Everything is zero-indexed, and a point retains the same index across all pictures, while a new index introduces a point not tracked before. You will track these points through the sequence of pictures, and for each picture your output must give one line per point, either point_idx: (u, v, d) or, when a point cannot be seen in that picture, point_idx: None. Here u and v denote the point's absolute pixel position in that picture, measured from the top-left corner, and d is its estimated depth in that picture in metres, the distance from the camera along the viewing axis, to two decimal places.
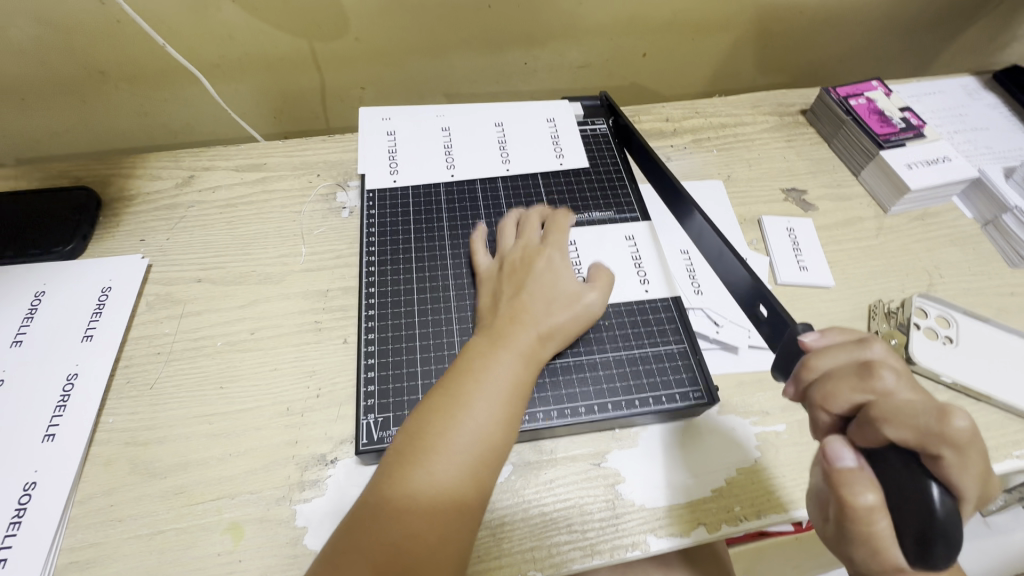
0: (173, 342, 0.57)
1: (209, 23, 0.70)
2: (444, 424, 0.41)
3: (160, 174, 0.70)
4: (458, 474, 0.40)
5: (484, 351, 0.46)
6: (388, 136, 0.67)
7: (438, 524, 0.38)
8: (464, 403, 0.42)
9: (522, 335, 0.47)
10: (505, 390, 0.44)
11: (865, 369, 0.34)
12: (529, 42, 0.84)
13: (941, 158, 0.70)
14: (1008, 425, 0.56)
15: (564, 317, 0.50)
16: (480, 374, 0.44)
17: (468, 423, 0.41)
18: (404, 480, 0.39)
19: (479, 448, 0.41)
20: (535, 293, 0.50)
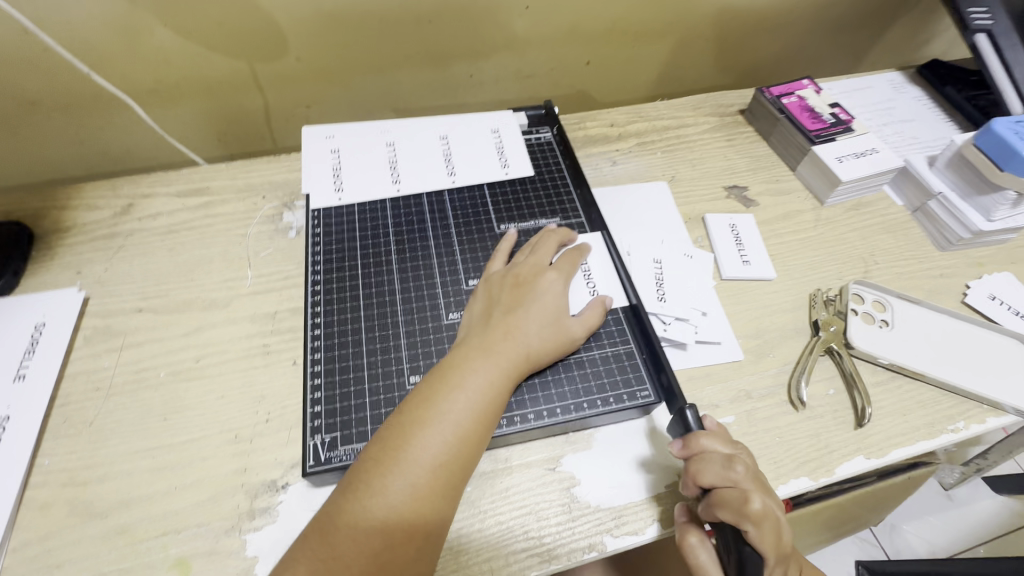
0: (114, 376, 0.55)
1: (142, 48, 0.69)
2: (430, 420, 0.42)
3: (98, 204, 0.68)
4: (437, 473, 0.40)
5: (479, 364, 0.46)
6: (332, 155, 0.67)
7: (408, 524, 0.38)
8: (449, 404, 0.43)
9: (511, 351, 0.48)
10: (488, 400, 0.45)
11: (725, 459, 0.44)
12: (472, 55, 0.85)
13: (869, 151, 0.74)
14: (942, 402, 0.58)
15: (552, 343, 0.51)
16: (467, 375, 0.45)
17: (452, 423, 0.42)
18: (385, 469, 0.40)
19: (457, 456, 0.42)
20: (533, 311, 0.51)
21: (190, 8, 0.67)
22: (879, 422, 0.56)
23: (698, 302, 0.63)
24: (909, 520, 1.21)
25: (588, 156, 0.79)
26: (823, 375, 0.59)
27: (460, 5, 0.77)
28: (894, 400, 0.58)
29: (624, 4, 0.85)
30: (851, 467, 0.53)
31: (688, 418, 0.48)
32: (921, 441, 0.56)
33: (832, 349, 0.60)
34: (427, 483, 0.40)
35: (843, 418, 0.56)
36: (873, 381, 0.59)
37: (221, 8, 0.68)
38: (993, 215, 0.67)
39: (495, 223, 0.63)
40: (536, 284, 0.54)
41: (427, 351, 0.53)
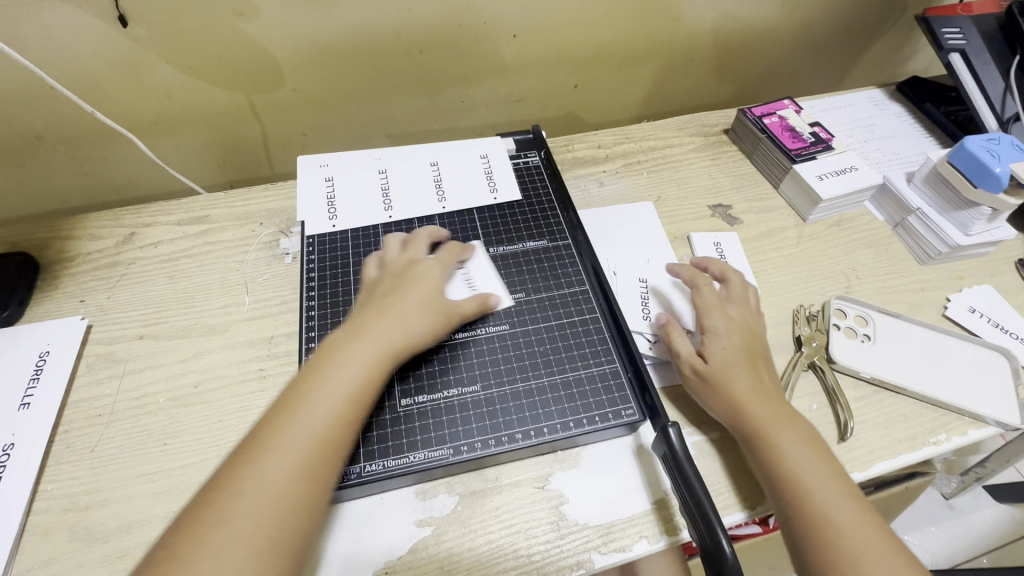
0: (115, 402, 0.57)
1: (143, 83, 0.72)
2: (299, 412, 0.42)
3: (101, 233, 0.71)
4: (311, 454, 0.41)
5: (341, 350, 0.47)
6: (327, 183, 0.69)
7: (278, 516, 0.38)
8: (317, 395, 0.43)
9: (393, 333, 0.49)
10: (360, 388, 0.45)
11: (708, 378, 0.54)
12: (462, 82, 0.87)
13: (848, 169, 0.76)
14: (924, 414, 0.59)
15: (427, 323, 0.51)
16: (331, 361, 0.46)
17: (327, 406, 0.43)
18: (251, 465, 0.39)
19: (328, 444, 0.42)
20: (402, 297, 0.52)
21: (190, 45, 0.70)
22: (862, 436, 0.58)
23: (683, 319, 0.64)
24: (910, 530, 1.20)
25: (576, 178, 0.81)
26: (806, 390, 0.60)
27: (450, 36, 0.80)
28: (877, 413, 0.59)
29: (609, 31, 0.88)
30: None
31: (670, 435, 0.48)
32: (903, 454, 0.57)
33: (815, 365, 0.62)
34: (295, 474, 0.40)
35: (827, 433, 0.57)
36: (856, 395, 0.60)
37: (220, 44, 0.71)
38: (970, 230, 0.69)
39: (484, 246, 0.65)
40: (421, 276, 0.54)
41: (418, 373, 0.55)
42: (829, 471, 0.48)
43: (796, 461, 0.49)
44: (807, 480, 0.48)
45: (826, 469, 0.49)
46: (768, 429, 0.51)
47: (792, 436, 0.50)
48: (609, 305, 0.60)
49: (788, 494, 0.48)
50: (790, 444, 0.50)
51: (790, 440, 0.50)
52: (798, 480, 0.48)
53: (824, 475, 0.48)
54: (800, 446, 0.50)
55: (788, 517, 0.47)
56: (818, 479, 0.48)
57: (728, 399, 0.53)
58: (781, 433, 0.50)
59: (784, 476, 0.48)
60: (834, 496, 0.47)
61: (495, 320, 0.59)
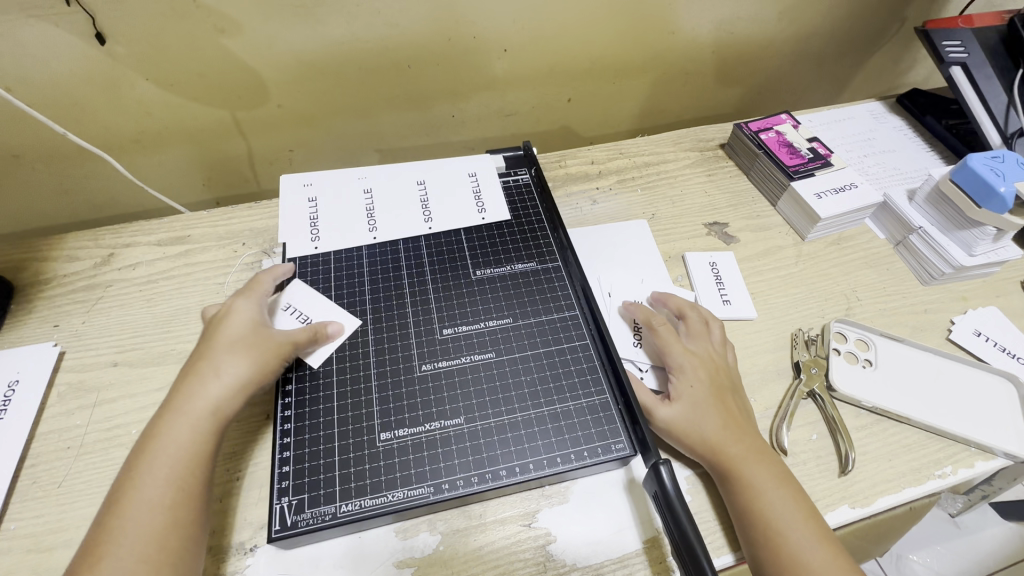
0: (85, 434, 0.55)
1: (123, 101, 0.70)
2: (146, 457, 0.43)
3: (78, 255, 0.69)
4: (160, 521, 0.41)
5: (176, 413, 0.46)
6: (310, 203, 0.67)
7: (150, 567, 0.39)
8: (141, 476, 0.42)
9: (199, 388, 0.47)
10: (208, 415, 0.46)
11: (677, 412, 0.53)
12: (453, 97, 0.86)
13: (848, 186, 0.74)
14: (929, 445, 0.57)
15: (247, 359, 0.49)
16: (163, 431, 0.45)
17: (155, 474, 0.43)
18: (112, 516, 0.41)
19: (183, 483, 0.43)
20: (222, 343, 0.50)
21: (170, 61, 0.68)
22: (864, 468, 0.55)
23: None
24: (916, 550, 1.17)
25: (568, 195, 0.79)
26: (805, 420, 0.58)
27: (439, 50, 0.78)
28: (880, 444, 0.57)
29: (602, 44, 0.86)
30: (836, 518, 0.52)
31: (662, 474, 0.46)
32: (908, 488, 0.54)
33: (815, 393, 0.59)
34: (158, 517, 0.41)
35: (827, 465, 0.55)
36: (857, 425, 0.58)
37: (202, 60, 0.69)
38: (974, 250, 0.67)
39: (471, 268, 0.63)
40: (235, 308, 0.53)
41: (398, 405, 0.53)
42: (799, 510, 0.47)
43: (768, 499, 0.47)
44: (777, 519, 0.46)
45: (797, 508, 0.47)
46: (739, 464, 0.49)
47: (766, 474, 0.49)
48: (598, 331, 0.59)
49: (759, 533, 0.46)
50: (763, 481, 0.48)
51: (762, 478, 0.48)
52: (770, 519, 0.46)
53: (795, 516, 0.46)
54: (774, 486, 0.48)
55: (757, 556, 0.46)
56: (790, 521, 0.46)
57: (699, 436, 0.51)
58: (754, 470, 0.49)
59: (756, 514, 0.47)
60: (807, 539, 0.45)
61: (480, 348, 0.57)
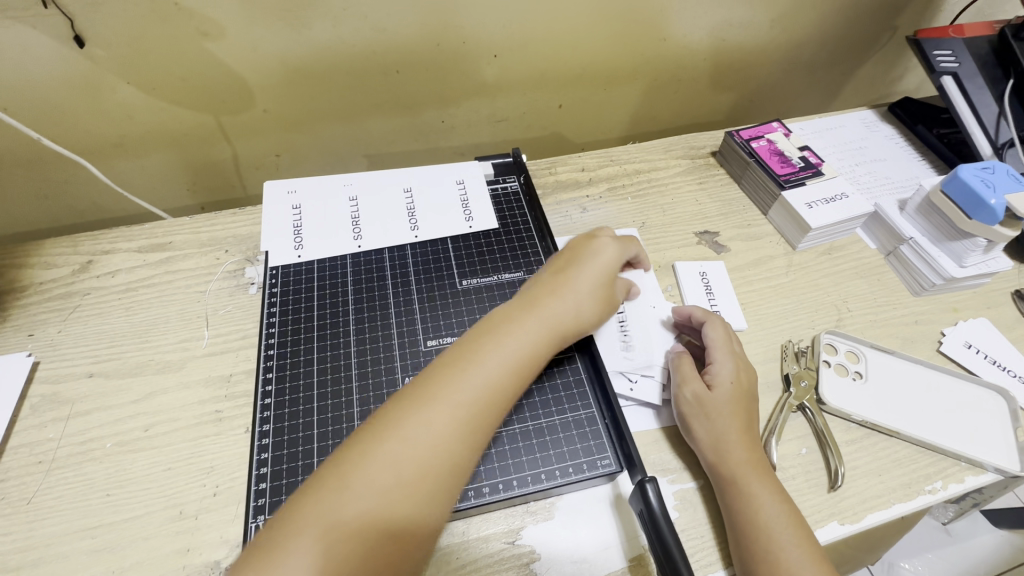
0: (58, 448, 0.53)
1: (104, 104, 0.69)
2: (416, 436, 0.40)
3: (56, 261, 0.67)
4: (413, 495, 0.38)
5: (473, 380, 0.44)
6: (293, 210, 0.66)
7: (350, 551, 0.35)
8: (407, 440, 0.39)
9: (498, 360, 0.46)
10: (493, 392, 0.44)
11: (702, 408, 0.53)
12: (442, 102, 0.85)
13: (839, 196, 0.73)
14: (919, 460, 0.56)
15: (540, 338, 0.49)
16: (447, 397, 0.42)
17: (430, 444, 0.40)
18: (369, 492, 0.37)
19: (444, 459, 0.40)
20: (524, 322, 0.49)
21: (153, 65, 0.67)
22: (854, 484, 0.54)
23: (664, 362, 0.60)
24: (907, 558, 1.17)
25: (558, 203, 0.78)
26: (795, 434, 0.57)
27: (428, 56, 0.77)
28: (869, 459, 0.56)
29: (594, 50, 0.85)
30: (825, 535, 0.51)
31: (648, 491, 0.46)
32: (897, 504, 0.53)
33: (805, 406, 0.58)
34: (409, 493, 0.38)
35: (817, 480, 0.54)
36: (847, 439, 0.57)
37: (185, 64, 0.68)
38: (965, 261, 0.66)
39: (457, 278, 0.62)
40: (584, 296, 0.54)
41: None
42: (797, 529, 0.46)
43: (768, 514, 0.47)
44: (775, 535, 0.45)
45: (795, 527, 0.46)
46: (746, 475, 0.49)
47: (767, 489, 0.48)
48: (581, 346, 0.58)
49: (754, 544, 0.45)
50: (764, 495, 0.48)
51: (764, 492, 0.48)
52: (769, 536, 0.46)
53: (792, 536, 0.46)
54: (775, 502, 0.48)
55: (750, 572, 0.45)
56: (787, 540, 0.45)
57: (714, 443, 0.51)
58: (757, 483, 0.48)
59: (755, 527, 0.46)
60: (801, 561, 0.44)
61: None
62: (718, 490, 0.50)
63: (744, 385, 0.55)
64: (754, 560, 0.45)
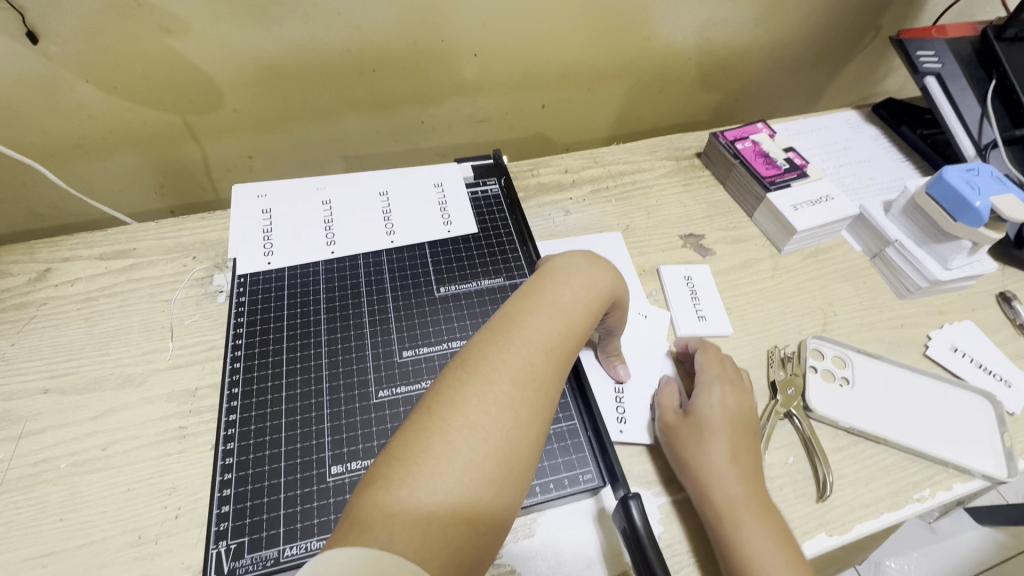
0: (7, 470, 0.50)
1: (62, 104, 0.66)
2: (515, 374, 0.39)
3: (11, 270, 0.63)
4: (507, 454, 0.36)
5: (537, 340, 0.41)
6: (263, 215, 0.63)
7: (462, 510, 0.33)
8: (489, 401, 0.37)
9: (557, 320, 0.43)
10: (560, 349, 0.42)
11: (687, 440, 0.50)
12: (421, 102, 0.82)
13: (824, 198, 0.72)
14: (907, 467, 0.55)
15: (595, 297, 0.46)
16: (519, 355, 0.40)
17: (516, 401, 0.37)
18: (484, 427, 0.35)
19: (528, 415, 0.38)
20: (570, 282, 0.46)
21: (114, 63, 0.64)
22: (842, 493, 0.53)
23: (653, 376, 0.59)
24: (894, 557, 1.16)
25: (540, 206, 0.76)
26: (782, 442, 0.56)
27: (405, 55, 0.75)
28: (857, 467, 0.55)
29: (576, 49, 0.83)
30: (813, 546, 0.50)
31: (631, 509, 0.44)
32: (885, 514, 0.52)
33: (791, 414, 0.57)
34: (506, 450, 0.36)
35: (804, 490, 0.53)
36: (834, 447, 0.56)
37: (149, 63, 0.65)
38: (950, 264, 0.66)
39: (435, 285, 0.60)
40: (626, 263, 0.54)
41: (352, 436, 0.49)
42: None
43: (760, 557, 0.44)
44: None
45: (789, 573, 0.43)
46: (738, 515, 0.46)
47: (760, 530, 0.45)
48: None
49: None
50: (756, 536, 0.45)
51: (757, 535, 0.45)
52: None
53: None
54: (769, 545, 0.44)
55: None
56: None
57: (700, 480, 0.48)
58: (750, 523, 0.45)
59: (747, 569, 0.43)
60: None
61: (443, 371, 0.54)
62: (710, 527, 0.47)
63: (733, 410, 0.52)
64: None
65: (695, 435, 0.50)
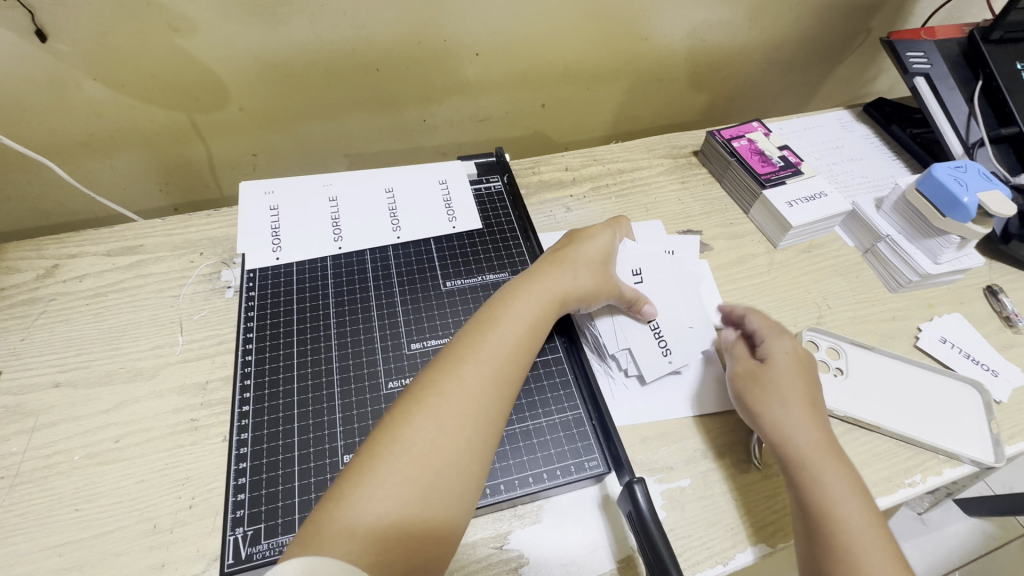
0: (21, 462, 0.50)
1: (69, 102, 0.66)
2: (449, 389, 0.43)
3: (18, 266, 0.64)
4: (443, 462, 0.40)
5: (483, 358, 0.46)
6: (271, 212, 0.64)
7: (395, 513, 0.37)
8: (428, 413, 0.41)
9: (504, 338, 0.48)
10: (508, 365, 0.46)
11: (763, 394, 0.52)
12: (424, 101, 0.84)
13: (817, 194, 0.74)
14: (899, 454, 0.57)
15: (539, 315, 0.51)
16: (465, 373, 0.44)
17: (455, 415, 0.42)
18: (419, 438, 0.40)
19: (468, 427, 0.42)
20: (518, 301, 0.51)
21: (122, 62, 0.64)
22: None
23: (685, 315, 0.62)
24: None
25: (542, 203, 0.78)
26: None
27: (409, 55, 0.76)
28: (851, 454, 0.57)
29: (575, 50, 0.85)
30: None
31: (636, 492, 0.46)
32: (878, 498, 0.54)
33: None
34: (445, 458, 0.40)
35: None
36: None
37: (156, 62, 0.66)
38: (939, 258, 0.68)
39: (441, 278, 0.62)
40: (591, 262, 0.57)
41: (364, 426, 0.50)
42: (868, 510, 0.45)
43: (838, 491, 0.46)
44: (847, 510, 0.45)
45: (864, 506, 0.45)
46: (815, 456, 0.48)
47: (839, 471, 0.47)
48: (562, 348, 0.58)
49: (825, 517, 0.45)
50: (832, 473, 0.47)
51: (835, 470, 0.47)
52: (840, 511, 0.45)
53: (863, 516, 0.44)
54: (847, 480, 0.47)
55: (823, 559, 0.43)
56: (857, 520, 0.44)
57: (781, 428, 0.50)
58: (831, 461, 0.48)
59: (825, 503, 0.45)
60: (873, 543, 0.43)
61: None
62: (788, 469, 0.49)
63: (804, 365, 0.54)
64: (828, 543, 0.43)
65: (769, 389, 0.52)
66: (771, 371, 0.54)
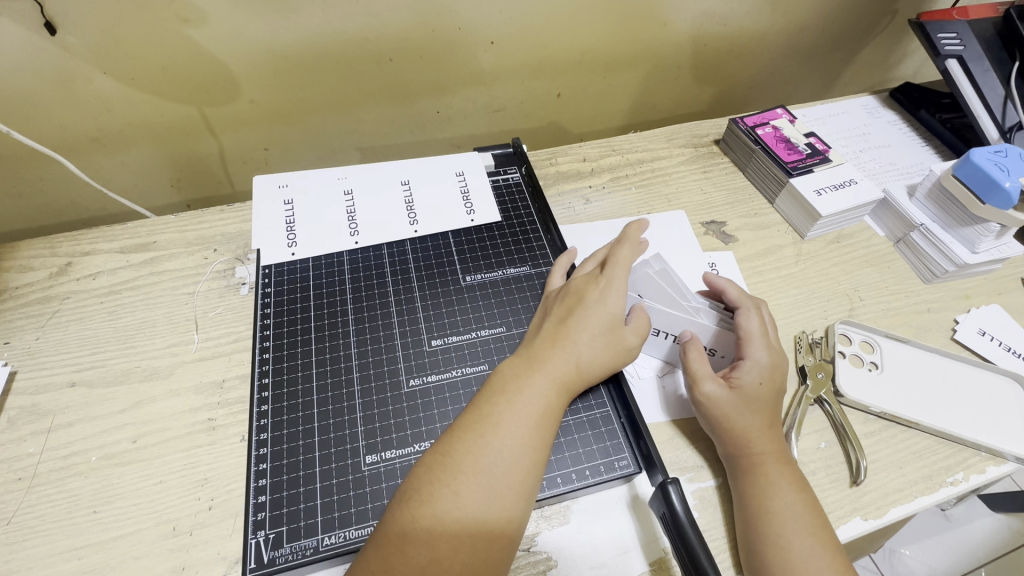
0: (39, 463, 0.49)
1: (80, 97, 0.65)
2: (513, 405, 0.44)
3: (32, 265, 0.63)
4: (510, 478, 0.41)
5: (543, 376, 0.46)
6: (285, 206, 0.62)
7: (461, 527, 0.38)
8: (495, 428, 0.43)
9: (562, 362, 0.47)
10: (569, 380, 0.47)
11: (727, 407, 0.50)
12: (438, 92, 0.82)
13: (847, 182, 0.72)
14: (939, 451, 0.55)
15: (602, 353, 0.49)
16: (525, 390, 0.45)
17: (519, 431, 0.43)
18: (488, 454, 0.41)
19: (531, 443, 0.43)
20: (575, 332, 0.49)
21: (133, 54, 0.63)
22: (875, 477, 0.53)
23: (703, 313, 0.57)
24: (908, 545, 1.16)
25: (560, 194, 0.76)
26: (813, 427, 0.56)
27: (422, 43, 0.74)
28: (889, 451, 0.55)
29: (593, 37, 0.83)
30: (848, 530, 0.50)
31: (670, 492, 0.44)
32: (919, 497, 0.52)
33: (822, 399, 0.57)
34: (510, 475, 0.41)
35: (837, 475, 0.52)
36: (866, 432, 0.56)
37: (167, 54, 0.64)
38: (977, 248, 0.65)
39: (460, 272, 0.60)
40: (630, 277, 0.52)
41: (386, 425, 0.49)
42: (807, 525, 0.44)
43: (784, 501, 0.46)
44: (785, 519, 0.44)
45: (809, 520, 0.45)
46: (766, 465, 0.47)
47: (786, 480, 0.47)
48: None
49: (764, 525, 0.45)
50: (782, 485, 0.46)
51: (782, 480, 0.47)
52: (782, 521, 0.44)
53: (806, 525, 0.44)
54: (792, 492, 0.46)
55: (753, 564, 0.44)
56: (799, 528, 0.44)
57: (740, 435, 0.49)
58: (780, 472, 0.47)
59: (769, 510, 0.45)
60: (809, 549, 0.43)
61: (473, 359, 0.53)
62: (738, 474, 0.48)
63: (774, 381, 0.52)
64: (761, 550, 0.44)
65: (733, 404, 0.50)
66: (742, 388, 0.51)
